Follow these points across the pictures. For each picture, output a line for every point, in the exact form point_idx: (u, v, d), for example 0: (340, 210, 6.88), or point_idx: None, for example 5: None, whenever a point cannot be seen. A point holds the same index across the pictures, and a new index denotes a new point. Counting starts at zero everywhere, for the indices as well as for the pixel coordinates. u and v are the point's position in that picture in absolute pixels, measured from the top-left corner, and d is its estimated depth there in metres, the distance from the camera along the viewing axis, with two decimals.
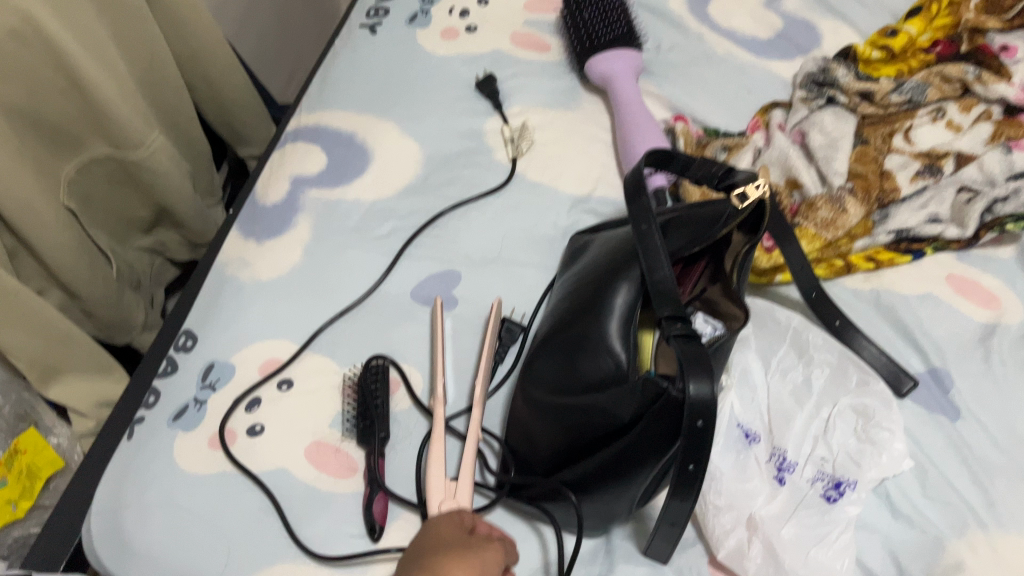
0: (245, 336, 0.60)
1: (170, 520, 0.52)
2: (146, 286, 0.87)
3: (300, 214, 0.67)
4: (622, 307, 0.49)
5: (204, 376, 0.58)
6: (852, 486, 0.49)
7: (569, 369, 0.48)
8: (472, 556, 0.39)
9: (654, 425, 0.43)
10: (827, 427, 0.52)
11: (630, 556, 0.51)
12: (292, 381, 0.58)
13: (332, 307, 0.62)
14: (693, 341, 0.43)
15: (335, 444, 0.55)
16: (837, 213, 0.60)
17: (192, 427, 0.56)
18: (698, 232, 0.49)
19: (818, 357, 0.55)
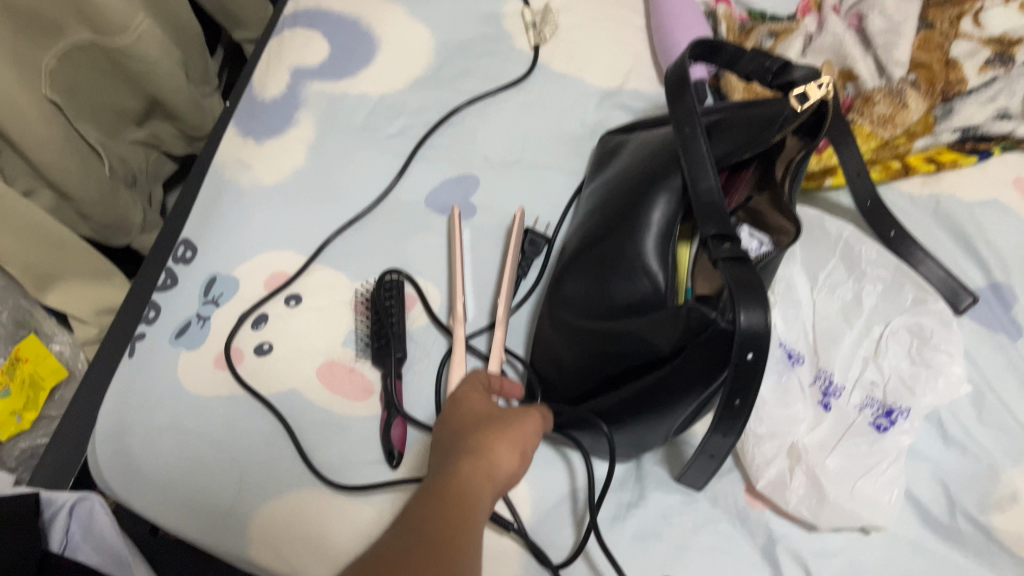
0: (249, 247, 0.56)
1: (179, 445, 0.49)
2: (143, 183, 0.82)
3: (302, 110, 0.61)
4: (659, 223, 0.45)
5: (207, 290, 0.55)
6: (903, 416, 0.45)
7: (604, 291, 0.45)
8: (515, 429, 0.37)
9: (697, 357, 0.39)
10: (878, 349, 0.48)
11: (662, 483, 0.49)
12: (301, 297, 0.54)
13: (341, 214, 0.57)
14: (743, 264, 0.39)
15: (348, 365, 0.52)
16: (896, 109, 0.54)
17: (197, 345, 0.53)
18: (748, 136, 0.44)
19: (871, 272, 0.50)
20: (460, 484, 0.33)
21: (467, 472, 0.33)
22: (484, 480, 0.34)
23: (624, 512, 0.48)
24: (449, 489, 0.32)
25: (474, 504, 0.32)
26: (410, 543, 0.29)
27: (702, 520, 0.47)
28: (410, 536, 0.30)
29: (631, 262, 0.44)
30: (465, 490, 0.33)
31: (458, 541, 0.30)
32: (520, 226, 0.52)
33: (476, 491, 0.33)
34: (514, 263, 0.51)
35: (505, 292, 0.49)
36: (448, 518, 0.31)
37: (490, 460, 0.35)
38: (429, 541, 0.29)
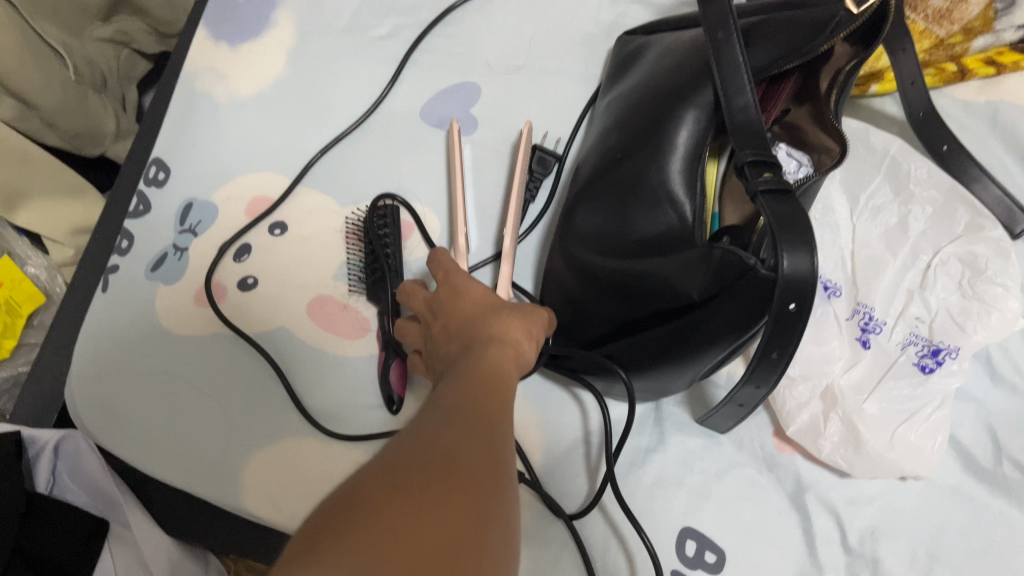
0: (227, 168, 0.51)
1: (165, 392, 0.45)
2: (113, 85, 0.75)
3: (280, 10, 0.55)
4: (684, 144, 0.39)
5: (183, 218, 0.50)
6: (952, 356, 0.41)
7: (624, 223, 0.40)
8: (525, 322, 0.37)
9: (730, 305, 0.34)
10: (924, 280, 0.43)
11: (683, 425, 0.45)
12: (287, 226, 0.49)
13: (328, 130, 0.52)
14: (786, 199, 0.34)
15: (341, 301, 0.47)
16: (954, 3, 0.47)
17: (175, 279, 0.48)
18: (793, 43, 0.38)
19: (921, 194, 0.45)
20: (490, 371, 0.32)
21: (492, 362, 0.33)
22: (509, 369, 0.33)
23: (642, 458, 0.44)
24: (481, 373, 0.31)
25: (505, 392, 0.31)
26: (454, 416, 0.27)
27: (726, 465, 0.44)
28: (457, 411, 0.28)
29: (654, 189, 0.39)
30: (496, 377, 0.32)
31: (502, 420, 0.29)
32: (526, 143, 0.47)
33: (504, 380, 0.32)
34: (520, 186, 0.46)
35: (511, 221, 0.44)
36: (487, 400, 0.29)
37: (511, 354, 0.34)
38: (474, 416, 0.28)
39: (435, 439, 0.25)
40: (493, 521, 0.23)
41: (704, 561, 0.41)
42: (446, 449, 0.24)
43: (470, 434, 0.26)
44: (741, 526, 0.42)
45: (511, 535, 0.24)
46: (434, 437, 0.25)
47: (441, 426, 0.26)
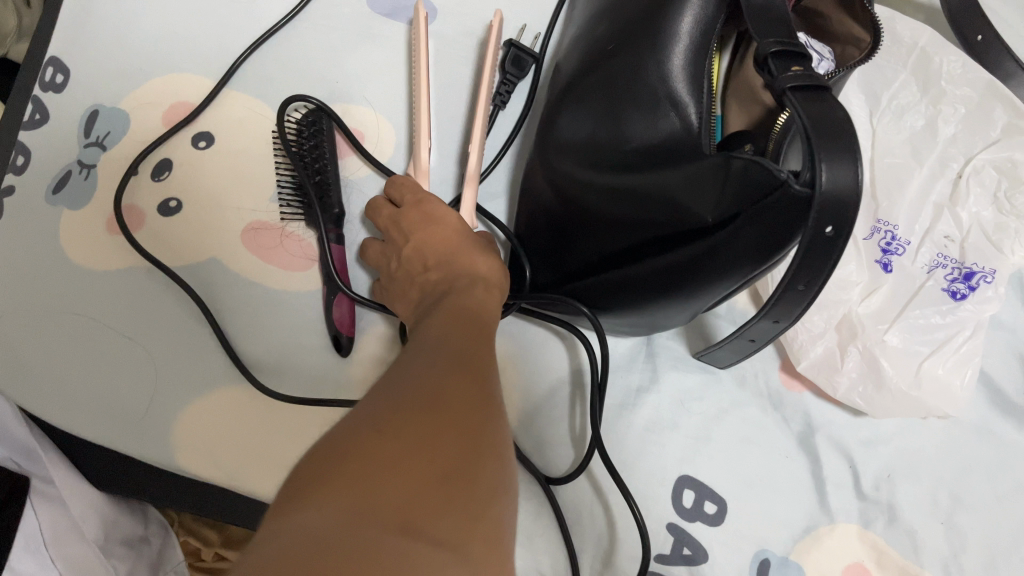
0: (138, 68, 0.43)
1: (78, 330, 0.38)
2: None
3: None
4: (688, 34, 0.33)
5: (87, 128, 0.42)
6: (987, 280, 0.36)
7: (614, 131, 0.34)
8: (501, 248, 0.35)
9: (751, 231, 0.28)
10: (955, 192, 0.38)
11: (677, 360, 0.40)
12: (213, 137, 0.42)
13: (260, 25, 0.45)
14: (821, 97, 0.27)
15: (278, 227, 0.41)
16: None
17: (84, 202, 0.41)
18: None
19: (952, 94, 0.38)
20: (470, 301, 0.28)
21: (470, 291, 0.29)
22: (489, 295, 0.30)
23: (633, 400, 0.39)
24: (457, 304, 0.28)
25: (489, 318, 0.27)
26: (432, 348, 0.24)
27: (727, 404, 0.39)
28: (444, 338, 0.24)
29: (654, 90, 0.33)
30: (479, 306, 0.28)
31: (490, 341, 0.25)
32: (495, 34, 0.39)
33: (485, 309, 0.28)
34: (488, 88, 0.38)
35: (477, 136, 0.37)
36: (469, 326, 0.26)
37: (487, 286, 0.31)
38: (457, 343, 0.24)
39: (412, 374, 0.22)
40: (486, 445, 0.19)
41: (704, 512, 0.36)
42: (425, 378, 0.21)
43: (453, 360, 0.22)
44: (745, 473, 0.37)
45: (517, 462, 0.20)
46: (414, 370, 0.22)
47: (418, 360, 0.22)
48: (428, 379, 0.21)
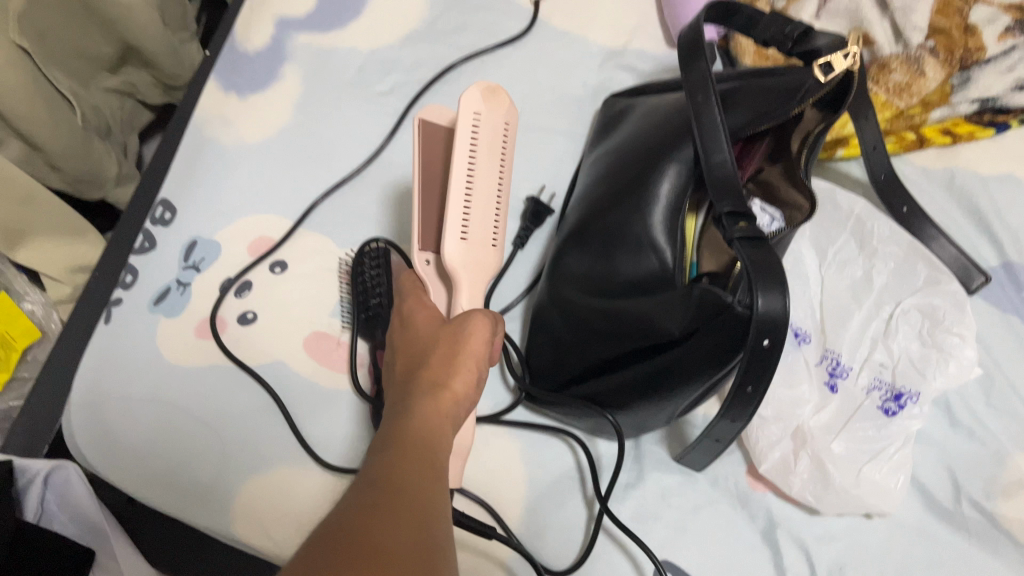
0: (232, 210, 0.53)
1: (160, 416, 0.47)
2: (117, 133, 0.78)
3: (288, 64, 0.57)
4: (667, 193, 0.42)
5: (186, 255, 0.52)
6: (912, 400, 0.44)
7: (606, 268, 0.43)
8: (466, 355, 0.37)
9: (709, 341, 0.37)
10: (888, 328, 0.46)
11: (661, 463, 0.47)
12: (286, 264, 0.51)
13: (329, 175, 0.54)
14: (762, 246, 0.37)
15: (336, 338, 0.49)
16: (913, 77, 0.51)
17: (177, 313, 0.50)
18: (768, 104, 0.41)
19: (882, 250, 0.48)
20: (431, 412, 0.33)
21: (429, 397, 0.34)
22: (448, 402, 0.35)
23: (622, 493, 0.46)
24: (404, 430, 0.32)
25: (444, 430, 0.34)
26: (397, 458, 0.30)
27: (701, 502, 0.46)
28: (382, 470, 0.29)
29: (639, 238, 0.42)
30: (439, 414, 0.34)
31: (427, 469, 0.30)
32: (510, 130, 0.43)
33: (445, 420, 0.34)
34: (486, 172, 0.41)
35: (452, 216, 0.40)
36: (426, 437, 0.32)
37: (447, 393, 0.35)
38: (420, 457, 0.30)
39: (385, 484, 0.28)
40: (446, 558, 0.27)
41: None
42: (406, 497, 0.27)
43: (422, 473, 0.29)
44: (714, 559, 0.44)
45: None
46: (396, 480, 0.28)
47: (392, 466, 0.29)
48: (372, 521, 0.25)
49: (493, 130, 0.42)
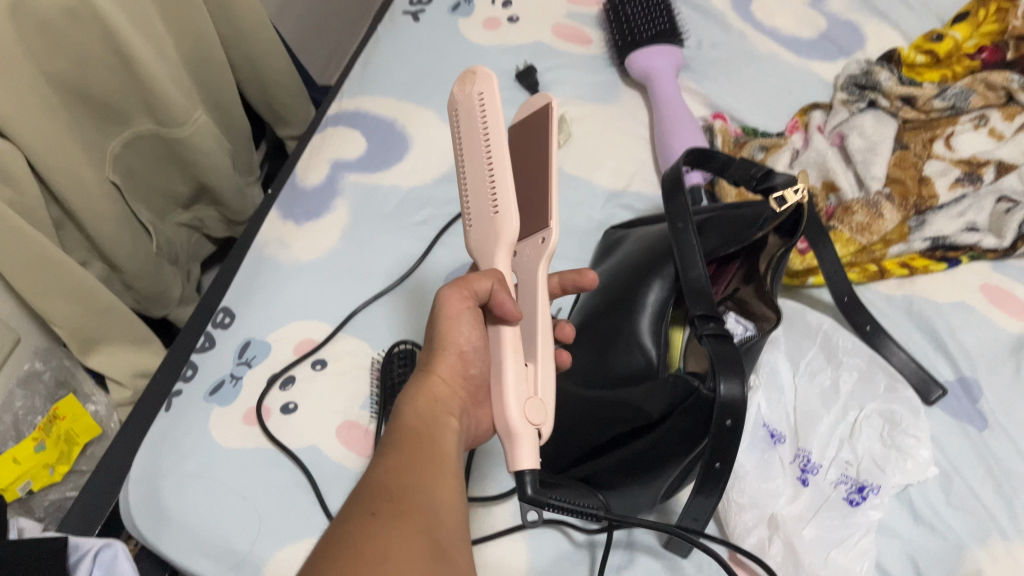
0: (283, 316, 0.61)
1: (206, 491, 0.53)
2: (184, 261, 0.89)
3: (338, 198, 0.67)
4: (653, 304, 0.50)
5: (241, 352, 0.60)
6: (874, 491, 0.49)
7: (602, 364, 0.50)
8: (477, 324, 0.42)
9: (683, 422, 0.44)
10: (853, 430, 0.52)
11: (650, 549, 0.52)
12: (326, 361, 0.59)
13: (367, 290, 0.63)
14: (727, 342, 0.44)
15: (364, 427, 0.56)
16: (873, 217, 0.60)
17: (230, 402, 0.57)
18: (733, 232, 0.49)
19: (847, 361, 0.55)
20: (421, 406, 0.38)
21: (423, 383, 0.40)
22: (439, 381, 0.40)
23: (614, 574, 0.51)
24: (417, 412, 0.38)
25: (441, 416, 0.38)
26: (394, 458, 0.34)
27: None
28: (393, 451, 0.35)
29: (629, 339, 0.49)
30: (428, 405, 0.38)
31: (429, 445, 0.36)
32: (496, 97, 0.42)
33: (438, 402, 0.39)
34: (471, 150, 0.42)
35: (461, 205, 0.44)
36: (418, 429, 0.37)
37: (433, 378, 0.40)
38: (414, 450, 0.35)
39: (387, 480, 0.32)
40: (454, 531, 0.32)
41: None
42: (406, 488, 0.32)
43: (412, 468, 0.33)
44: None
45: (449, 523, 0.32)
46: (388, 479, 0.32)
47: (391, 469, 0.33)
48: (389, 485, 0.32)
49: (470, 106, 0.43)
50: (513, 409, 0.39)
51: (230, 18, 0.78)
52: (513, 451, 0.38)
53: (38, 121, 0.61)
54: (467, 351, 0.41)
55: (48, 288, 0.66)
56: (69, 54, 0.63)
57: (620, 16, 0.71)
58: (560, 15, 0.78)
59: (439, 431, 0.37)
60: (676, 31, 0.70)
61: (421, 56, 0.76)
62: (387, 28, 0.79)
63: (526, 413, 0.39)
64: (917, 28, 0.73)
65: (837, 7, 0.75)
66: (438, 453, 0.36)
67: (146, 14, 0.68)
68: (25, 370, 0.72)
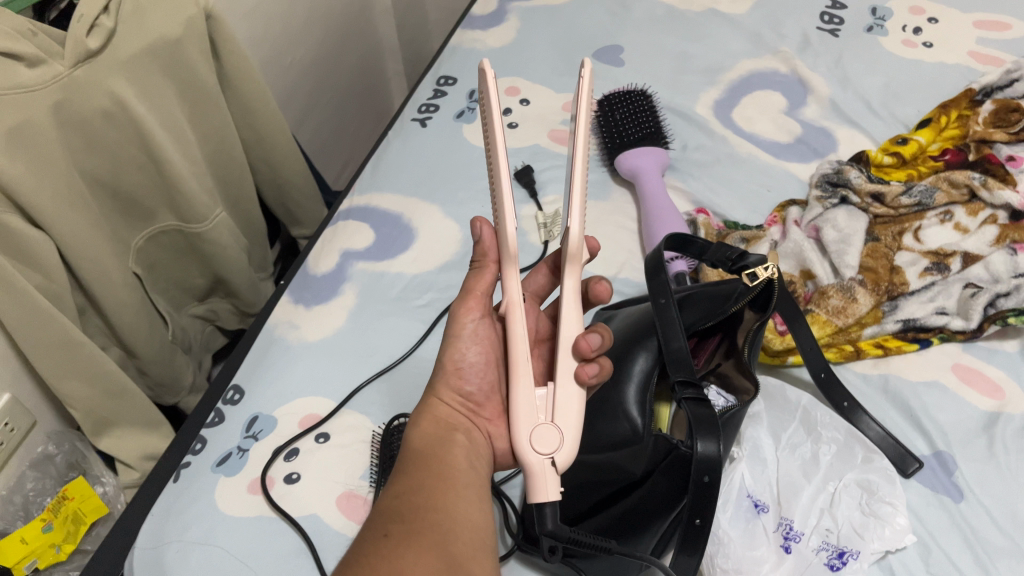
0: (290, 392, 0.64)
1: (209, 558, 0.55)
2: (196, 350, 0.93)
3: (346, 283, 0.72)
4: (639, 373, 0.52)
5: (248, 426, 0.62)
6: (854, 556, 0.51)
7: (587, 430, 0.52)
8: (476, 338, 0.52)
9: (664, 480, 0.47)
10: (833, 500, 0.54)
11: None
12: (329, 435, 0.62)
13: (370, 368, 0.66)
14: (704, 405, 0.47)
15: (364, 496, 0.58)
16: (847, 302, 0.64)
17: (235, 472, 0.60)
18: (711, 307, 0.54)
19: (826, 434, 0.57)
20: (426, 426, 0.48)
21: (428, 407, 0.50)
22: (440, 403, 0.50)
23: None
24: (425, 445, 0.47)
25: (444, 432, 0.48)
26: (405, 485, 0.43)
27: None
28: (404, 481, 0.44)
29: (615, 407, 0.50)
30: (434, 435, 0.47)
31: (433, 471, 0.44)
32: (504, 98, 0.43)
33: (442, 422, 0.49)
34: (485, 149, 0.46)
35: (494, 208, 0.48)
36: (425, 448, 0.46)
37: (434, 403, 0.50)
38: (421, 471, 0.44)
39: (402, 505, 0.41)
40: (464, 531, 0.41)
41: None
42: (416, 506, 0.41)
43: (418, 493, 0.42)
44: None
45: (454, 530, 0.40)
46: (398, 506, 0.41)
47: (401, 497, 0.42)
48: (401, 510, 0.41)
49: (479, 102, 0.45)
50: (522, 429, 0.44)
51: (252, 123, 0.84)
52: (530, 486, 0.43)
53: (73, 215, 0.64)
54: (463, 367, 0.51)
55: (62, 371, 0.67)
56: (104, 153, 0.67)
57: (609, 122, 0.78)
58: (555, 122, 0.85)
59: (443, 451, 0.46)
60: (660, 134, 0.77)
61: (427, 157, 0.83)
62: (397, 133, 0.85)
63: (533, 441, 0.43)
64: (884, 135, 0.79)
65: (811, 114, 0.83)
66: (441, 467, 0.45)
67: (176, 118, 0.73)
68: (37, 453, 0.74)
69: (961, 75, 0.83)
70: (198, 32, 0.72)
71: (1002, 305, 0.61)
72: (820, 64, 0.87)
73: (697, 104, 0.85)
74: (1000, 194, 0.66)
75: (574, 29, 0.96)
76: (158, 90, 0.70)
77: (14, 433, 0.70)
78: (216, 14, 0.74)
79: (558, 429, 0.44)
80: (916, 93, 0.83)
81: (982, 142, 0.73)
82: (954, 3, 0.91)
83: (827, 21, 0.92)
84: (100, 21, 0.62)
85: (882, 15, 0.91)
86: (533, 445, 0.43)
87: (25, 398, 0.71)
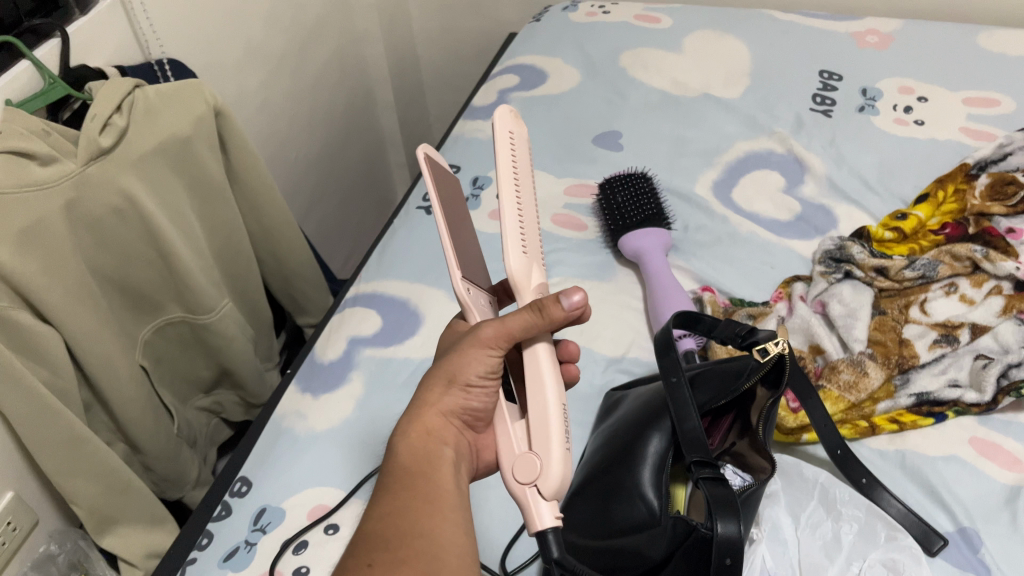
0: (298, 483, 0.63)
1: None
2: (202, 444, 0.92)
3: (354, 370, 0.72)
4: (653, 456, 0.52)
5: (256, 519, 0.61)
6: None
7: (605, 516, 0.51)
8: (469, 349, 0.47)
9: (684, 562, 0.46)
10: None
11: None
12: (338, 526, 0.60)
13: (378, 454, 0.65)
14: (722, 485, 0.46)
15: None
16: (859, 376, 0.64)
17: (243, 567, 0.58)
18: (722, 384, 0.54)
19: (846, 512, 0.56)
20: (414, 437, 0.46)
21: (422, 411, 0.47)
22: (438, 414, 0.47)
23: None
24: (406, 455, 0.45)
25: (432, 444, 0.46)
26: (392, 504, 0.43)
27: None
28: (388, 500, 0.43)
29: (630, 491, 0.51)
30: (421, 441, 0.46)
31: (412, 481, 0.44)
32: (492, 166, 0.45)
33: (427, 433, 0.46)
34: None
35: None
36: (411, 464, 0.45)
37: (429, 410, 0.47)
38: (406, 489, 0.43)
39: (387, 526, 0.41)
40: (458, 557, 0.41)
41: None
42: (401, 530, 0.41)
43: (401, 515, 0.42)
44: None
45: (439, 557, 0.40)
46: (377, 532, 0.41)
47: (383, 520, 0.42)
48: (380, 532, 0.41)
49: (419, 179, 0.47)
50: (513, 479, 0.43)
51: (257, 217, 0.85)
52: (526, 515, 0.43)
53: (83, 310, 0.65)
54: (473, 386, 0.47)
55: (67, 467, 0.66)
56: (112, 249, 0.68)
57: (611, 205, 0.80)
58: (557, 207, 0.87)
59: (430, 461, 0.45)
60: (663, 217, 0.79)
61: (433, 242, 0.84)
62: (403, 222, 0.87)
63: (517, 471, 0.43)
64: (883, 211, 0.80)
65: (810, 192, 0.84)
66: (427, 490, 0.44)
67: (185, 214, 0.74)
68: (39, 554, 0.73)
69: (953, 150, 0.85)
70: (209, 129, 0.74)
71: (1014, 375, 0.61)
72: (815, 144, 0.89)
73: (698, 185, 0.87)
74: (1003, 265, 0.67)
75: (573, 117, 0.99)
76: (167, 185, 0.71)
77: (18, 532, 0.68)
78: (224, 112, 0.76)
79: (541, 458, 0.43)
80: (911, 169, 0.84)
81: (981, 215, 0.75)
82: (943, 81, 0.94)
83: (819, 102, 0.94)
84: (113, 120, 0.64)
85: (873, 95, 0.94)
86: (513, 473, 0.43)
87: (27, 497, 0.69)
